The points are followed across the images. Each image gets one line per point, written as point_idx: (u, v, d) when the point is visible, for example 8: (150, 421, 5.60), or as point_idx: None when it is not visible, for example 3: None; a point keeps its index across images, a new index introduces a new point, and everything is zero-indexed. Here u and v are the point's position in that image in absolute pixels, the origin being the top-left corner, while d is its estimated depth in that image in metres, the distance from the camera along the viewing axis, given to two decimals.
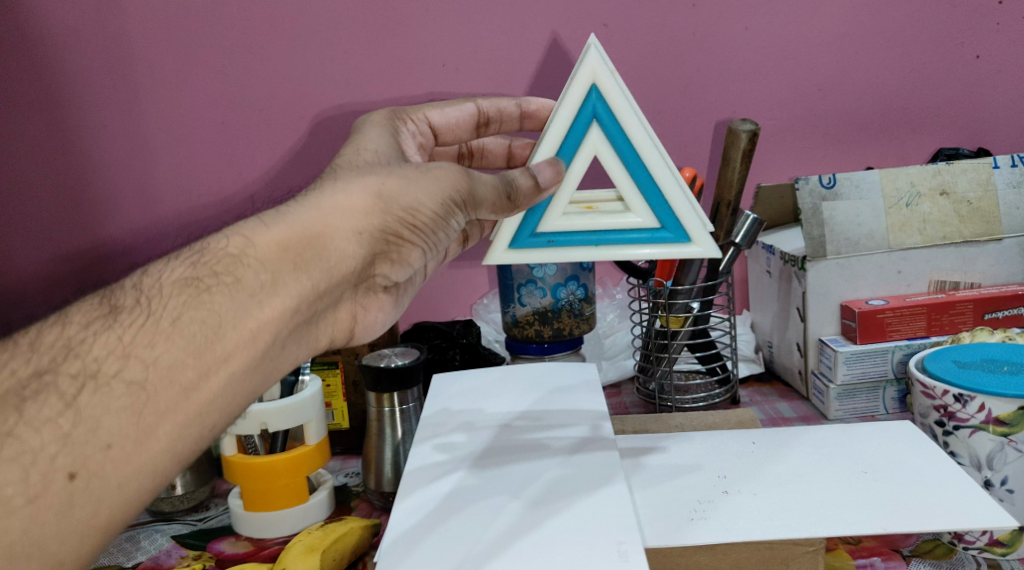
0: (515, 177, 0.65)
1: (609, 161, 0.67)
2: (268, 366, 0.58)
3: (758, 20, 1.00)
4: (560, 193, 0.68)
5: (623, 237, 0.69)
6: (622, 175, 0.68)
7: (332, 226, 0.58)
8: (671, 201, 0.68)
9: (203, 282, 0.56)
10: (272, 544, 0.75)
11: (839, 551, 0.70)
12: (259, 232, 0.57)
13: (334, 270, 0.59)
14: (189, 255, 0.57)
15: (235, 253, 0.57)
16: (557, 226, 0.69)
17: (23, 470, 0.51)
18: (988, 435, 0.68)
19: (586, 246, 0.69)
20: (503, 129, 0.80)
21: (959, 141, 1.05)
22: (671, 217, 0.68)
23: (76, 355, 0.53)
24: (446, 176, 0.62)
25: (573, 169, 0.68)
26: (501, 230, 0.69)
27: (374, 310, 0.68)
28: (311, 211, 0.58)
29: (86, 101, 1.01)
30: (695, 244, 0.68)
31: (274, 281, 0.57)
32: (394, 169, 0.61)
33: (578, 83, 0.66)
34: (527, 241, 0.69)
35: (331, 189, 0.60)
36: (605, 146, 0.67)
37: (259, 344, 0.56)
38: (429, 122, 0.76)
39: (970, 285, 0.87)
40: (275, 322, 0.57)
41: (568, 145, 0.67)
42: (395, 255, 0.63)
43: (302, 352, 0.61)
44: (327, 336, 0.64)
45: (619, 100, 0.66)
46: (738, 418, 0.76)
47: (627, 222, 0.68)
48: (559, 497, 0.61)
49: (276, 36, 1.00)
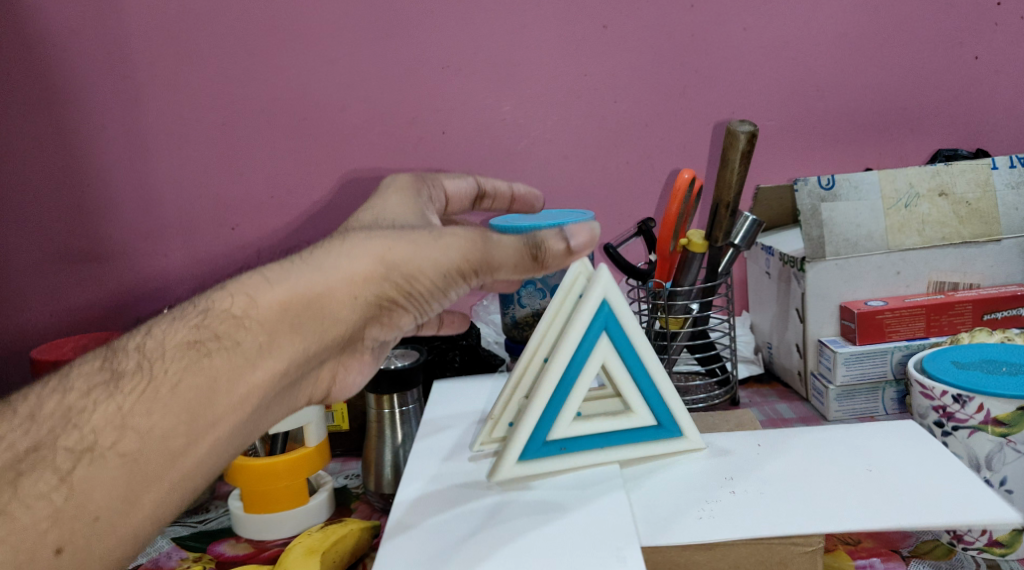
0: (545, 240, 0.61)
1: (618, 364, 0.64)
2: (250, 430, 0.57)
3: (758, 21, 1.00)
4: (572, 400, 0.64)
5: (625, 438, 0.66)
6: (628, 383, 0.65)
7: (333, 291, 0.56)
8: (670, 399, 0.66)
9: (203, 346, 0.55)
10: (273, 545, 0.75)
11: (838, 551, 0.70)
12: (262, 293, 0.56)
13: (328, 334, 0.57)
14: (190, 315, 0.56)
15: (236, 315, 0.55)
16: (568, 431, 0.64)
17: (11, 548, 0.50)
18: (987, 435, 0.68)
19: (594, 448, 0.65)
20: (496, 206, 0.76)
21: (957, 141, 1.05)
22: (669, 419, 0.66)
23: (74, 425, 0.53)
24: (458, 240, 0.59)
25: (585, 383, 0.63)
26: (512, 444, 0.63)
27: (357, 368, 0.65)
28: (313, 274, 0.56)
29: (84, 104, 1.00)
30: (686, 440, 0.67)
31: (269, 345, 0.55)
32: (405, 233, 0.58)
33: (589, 298, 0.63)
34: (538, 449, 0.64)
35: (338, 251, 0.57)
36: (615, 364, 0.64)
37: (247, 410, 0.55)
38: (441, 190, 0.72)
39: (969, 286, 0.87)
40: (265, 389, 0.56)
41: (580, 363, 0.63)
42: (388, 318, 0.60)
43: (285, 414, 0.59)
44: (306, 397, 0.62)
45: (629, 315, 0.64)
46: (737, 420, 0.75)
47: (631, 422, 0.66)
48: (561, 505, 0.61)
49: (275, 38, 0.99)
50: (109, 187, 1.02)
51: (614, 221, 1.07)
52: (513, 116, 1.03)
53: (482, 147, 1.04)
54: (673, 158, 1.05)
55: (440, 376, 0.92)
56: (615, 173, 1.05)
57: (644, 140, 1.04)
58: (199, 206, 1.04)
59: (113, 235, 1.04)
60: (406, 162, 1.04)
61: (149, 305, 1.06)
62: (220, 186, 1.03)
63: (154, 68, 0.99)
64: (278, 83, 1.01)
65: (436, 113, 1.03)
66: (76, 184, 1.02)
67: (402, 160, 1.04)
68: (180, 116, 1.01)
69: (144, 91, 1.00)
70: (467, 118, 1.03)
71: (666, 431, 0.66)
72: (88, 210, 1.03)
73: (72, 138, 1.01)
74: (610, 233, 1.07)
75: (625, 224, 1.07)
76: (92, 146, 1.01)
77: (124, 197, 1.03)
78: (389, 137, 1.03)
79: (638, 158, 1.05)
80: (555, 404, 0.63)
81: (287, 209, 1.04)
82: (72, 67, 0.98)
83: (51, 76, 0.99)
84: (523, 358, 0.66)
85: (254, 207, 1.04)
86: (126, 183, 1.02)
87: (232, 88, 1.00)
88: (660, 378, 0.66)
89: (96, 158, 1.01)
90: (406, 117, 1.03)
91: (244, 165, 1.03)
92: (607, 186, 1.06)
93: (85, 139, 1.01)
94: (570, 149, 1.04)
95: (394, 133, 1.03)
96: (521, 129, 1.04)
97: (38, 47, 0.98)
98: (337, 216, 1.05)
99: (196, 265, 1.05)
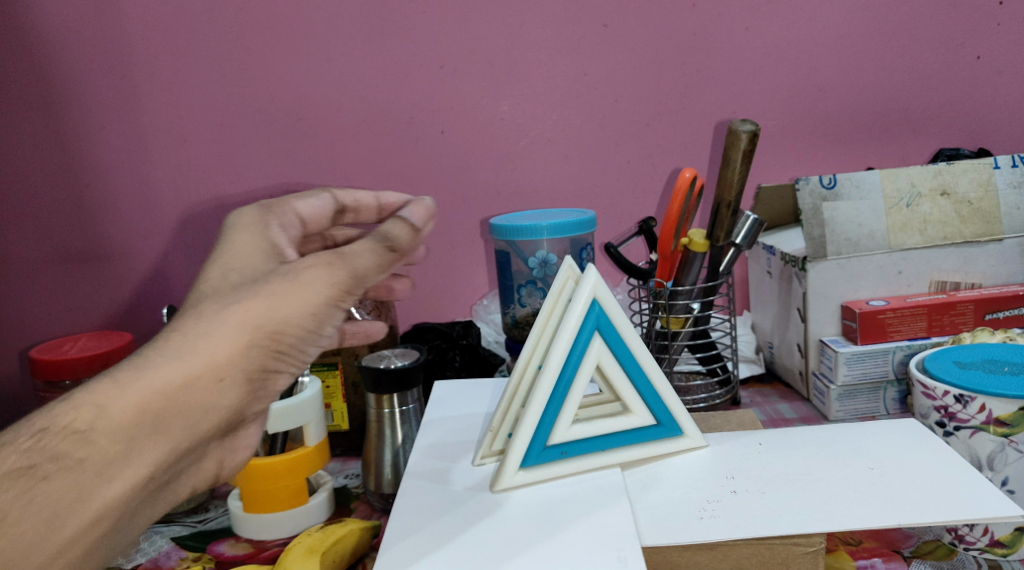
0: (392, 229, 0.60)
1: (609, 367, 0.65)
2: (112, 538, 0.56)
3: (759, 20, 1.00)
4: (570, 401, 0.63)
5: (626, 439, 0.65)
6: (624, 382, 0.65)
7: (193, 376, 0.54)
8: (667, 396, 0.66)
9: (39, 470, 0.52)
10: (272, 545, 0.74)
11: (839, 552, 0.70)
12: (111, 400, 0.53)
13: (196, 426, 0.56)
14: (29, 432, 0.54)
15: (81, 429, 0.53)
16: (568, 434, 0.64)
17: None
18: (989, 435, 0.68)
19: (593, 451, 0.64)
20: (360, 218, 0.73)
21: (959, 141, 1.05)
22: (667, 414, 0.66)
23: None
24: (314, 287, 0.57)
25: (582, 386, 0.63)
26: (513, 449, 0.62)
27: (239, 446, 0.63)
28: (170, 364, 0.54)
29: (83, 103, 1.00)
30: (687, 435, 0.67)
31: (125, 453, 0.54)
32: (261, 286, 0.56)
33: (580, 297, 0.63)
34: (539, 455, 0.63)
35: (195, 332, 0.55)
36: (608, 363, 0.64)
37: (105, 523, 0.54)
38: (296, 212, 0.67)
39: (970, 286, 0.87)
40: (125, 496, 0.55)
41: (573, 364, 0.63)
42: (262, 391, 0.59)
43: (159, 510, 0.58)
44: (185, 489, 0.60)
45: (621, 313, 0.64)
46: (738, 420, 0.75)
47: (630, 421, 0.65)
48: (561, 507, 0.60)
49: (274, 37, 0.99)
50: (108, 186, 1.02)
51: (615, 220, 1.07)
52: (513, 115, 1.03)
53: (483, 147, 1.04)
54: (674, 157, 1.05)
55: (440, 375, 0.92)
56: (616, 172, 1.05)
57: (644, 139, 1.04)
58: (199, 205, 1.03)
59: (112, 234, 1.04)
60: (406, 162, 1.04)
61: (149, 304, 1.06)
62: (219, 185, 1.03)
63: (154, 66, 0.99)
64: (277, 82, 1.00)
65: (436, 112, 1.02)
66: (75, 183, 1.02)
67: (402, 159, 1.03)
68: (179, 115, 1.01)
69: (143, 89, 1.00)
70: (467, 117, 1.03)
71: (666, 429, 0.66)
72: (87, 209, 1.03)
73: (71, 136, 1.00)
74: (610, 233, 1.07)
75: (625, 223, 1.07)
76: (92, 144, 1.01)
77: (123, 196, 1.03)
78: (389, 136, 1.03)
79: (639, 157, 1.04)
80: (553, 406, 0.63)
81: None
82: (72, 66, 0.98)
83: (51, 75, 0.99)
84: (518, 366, 0.66)
85: (254, 206, 1.04)
86: (125, 182, 1.02)
87: (231, 87, 1.00)
88: (655, 375, 0.66)
89: (95, 157, 1.01)
90: (406, 116, 1.02)
91: (244, 164, 1.02)
92: (607, 185, 1.05)
93: (85, 138, 1.01)
94: (570, 148, 1.04)
95: (394, 132, 1.03)
96: (521, 128, 1.03)
97: (38, 46, 0.98)
98: None
99: (195, 264, 1.05)
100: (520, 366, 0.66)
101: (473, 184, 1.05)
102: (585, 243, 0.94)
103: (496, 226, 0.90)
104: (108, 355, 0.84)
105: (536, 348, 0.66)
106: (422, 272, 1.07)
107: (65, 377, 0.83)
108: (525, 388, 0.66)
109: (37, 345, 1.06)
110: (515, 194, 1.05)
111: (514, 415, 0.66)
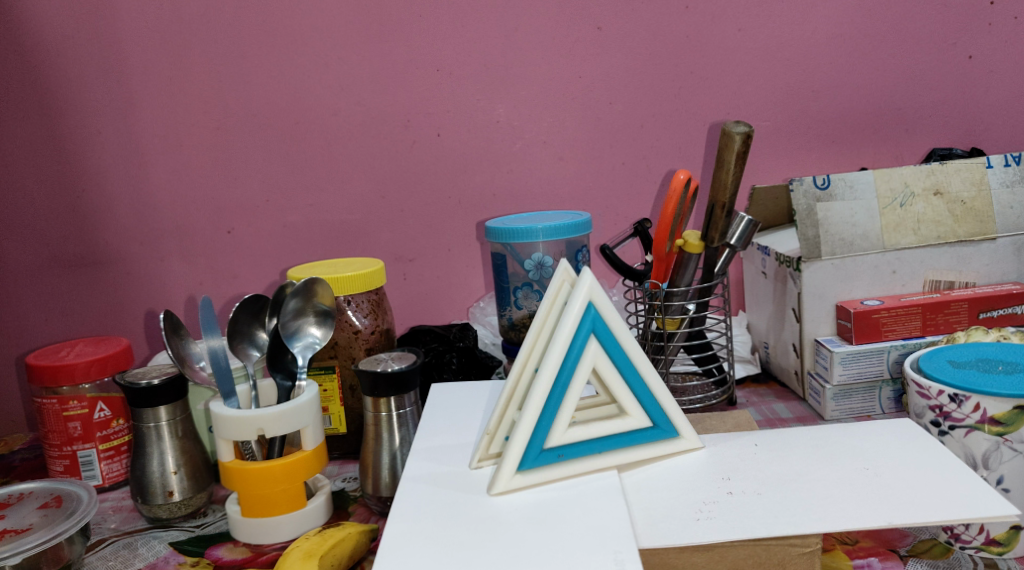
0: None
1: (609, 371, 0.65)
2: None
3: (753, 21, 1.01)
4: (566, 404, 0.64)
5: (621, 442, 0.65)
6: (620, 385, 0.65)
7: None
8: (662, 397, 0.66)
9: None
10: (270, 550, 0.75)
11: (836, 552, 0.70)
12: None
13: None
14: None
15: None
16: (564, 438, 0.64)
17: None
18: (983, 434, 0.68)
19: (587, 455, 0.64)
20: None
21: (952, 140, 1.05)
22: (662, 415, 0.67)
23: None
24: None
25: (578, 388, 0.64)
26: (508, 453, 0.62)
27: None
28: None
29: (78, 110, 1.00)
30: (680, 435, 0.67)
31: None
32: None
33: (575, 301, 0.64)
34: (535, 458, 0.63)
35: None
36: (604, 366, 0.65)
37: None
38: None
39: (964, 284, 0.87)
40: None
41: (572, 363, 0.63)
42: None
43: None
44: None
45: (615, 316, 0.65)
46: (734, 422, 0.75)
47: (625, 424, 0.66)
48: (559, 512, 0.60)
49: (268, 43, 0.99)
50: (105, 192, 1.02)
51: (611, 221, 1.07)
52: (509, 117, 1.03)
53: (477, 149, 1.04)
54: (668, 159, 1.05)
55: (438, 377, 0.91)
56: (611, 174, 1.05)
57: (639, 141, 1.04)
58: (195, 210, 1.03)
59: (109, 239, 1.04)
60: (401, 165, 1.04)
61: (146, 308, 1.06)
62: (216, 190, 1.03)
63: (148, 71, 0.99)
64: (271, 88, 1.00)
65: (431, 115, 1.02)
66: (70, 188, 1.02)
67: (396, 162, 1.04)
68: (175, 120, 1.01)
69: (140, 95, 1.00)
70: (462, 120, 1.03)
71: (661, 432, 0.67)
72: (83, 215, 1.03)
73: (67, 142, 1.00)
74: (605, 233, 1.07)
75: (620, 224, 1.07)
76: (88, 149, 1.01)
77: (120, 201, 1.03)
78: (384, 139, 1.03)
79: (635, 159, 1.05)
80: (549, 409, 0.63)
81: (283, 213, 1.04)
82: (68, 71, 0.99)
83: (46, 80, 0.99)
84: (513, 371, 0.66)
85: (248, 211, 1.04)
86: (121, 187, 1.02)
87: (226, 92, 1.00)
88: (650, 378, 0.66)
89: (92, 162, 1.01)
90: (401, 119, 1.02)
91: (240, 168, 1.02)
92: (602, 187, 1.06)
93: (80, 143, 1.01)
94: (565, 150, 1.04)
95: (391, 135, 1.03)
96: (516, 130, 1.03)
97: (34, 52, 0.98)
98: (332, 219, 1.05)
99: (192, 269, 1.05)
100: (515, 371, 0.66)
101: (467, 186, 1.05)
102: (581, 245, 0.94)
103: (492, 229, 0.89)
104: (107, 359, 0.84)
105: (531, 353, 0.66)
106: (419, 275, 1.08)
107: (64, 383, 0.82)
108: (521, 393, 0.66)
109: (35, 351, 1.06)
110: (511, 196, 1.05)
111: (511, 419, 0.66)
